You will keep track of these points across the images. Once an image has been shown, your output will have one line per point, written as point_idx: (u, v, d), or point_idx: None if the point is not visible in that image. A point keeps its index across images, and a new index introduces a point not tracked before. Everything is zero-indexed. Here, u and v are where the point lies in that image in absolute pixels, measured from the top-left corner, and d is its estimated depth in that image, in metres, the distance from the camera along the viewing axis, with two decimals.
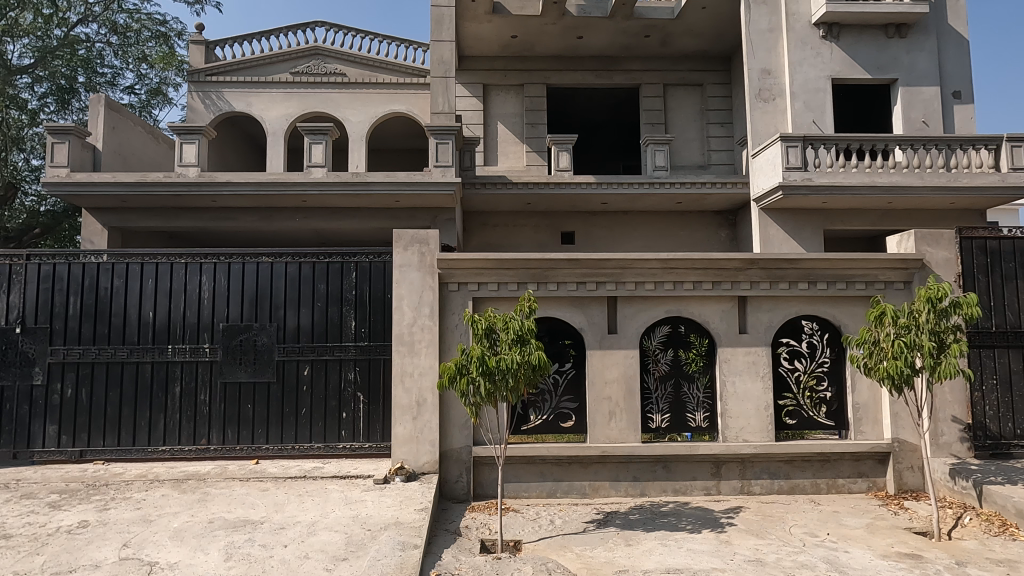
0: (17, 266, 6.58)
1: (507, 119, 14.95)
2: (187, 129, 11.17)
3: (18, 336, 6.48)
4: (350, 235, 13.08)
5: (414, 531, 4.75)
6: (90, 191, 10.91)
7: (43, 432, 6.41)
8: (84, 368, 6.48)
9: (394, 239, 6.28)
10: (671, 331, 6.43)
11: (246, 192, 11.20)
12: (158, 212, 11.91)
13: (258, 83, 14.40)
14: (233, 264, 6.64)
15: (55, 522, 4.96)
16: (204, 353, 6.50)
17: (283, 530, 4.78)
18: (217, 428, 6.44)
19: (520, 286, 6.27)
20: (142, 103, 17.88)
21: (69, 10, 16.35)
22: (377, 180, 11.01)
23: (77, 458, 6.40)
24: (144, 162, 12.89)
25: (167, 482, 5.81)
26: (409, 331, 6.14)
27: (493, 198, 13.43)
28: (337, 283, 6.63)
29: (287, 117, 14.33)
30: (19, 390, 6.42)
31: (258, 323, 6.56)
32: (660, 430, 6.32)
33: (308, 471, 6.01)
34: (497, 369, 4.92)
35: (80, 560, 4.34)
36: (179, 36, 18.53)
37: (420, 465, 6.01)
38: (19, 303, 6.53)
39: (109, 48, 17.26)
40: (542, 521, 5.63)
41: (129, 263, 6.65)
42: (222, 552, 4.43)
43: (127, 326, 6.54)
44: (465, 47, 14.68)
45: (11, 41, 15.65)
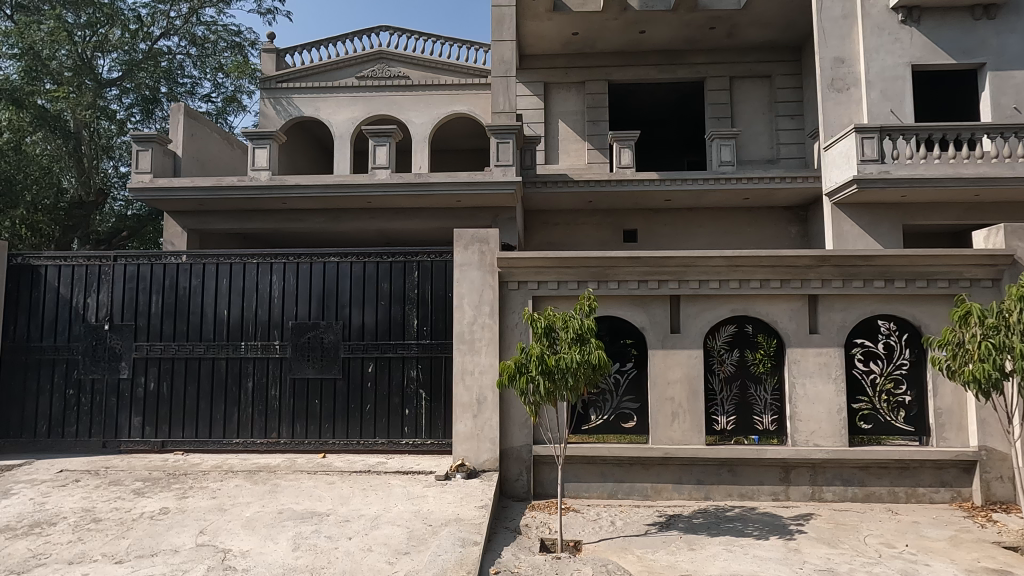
0: (105, 268, 7.00)
1: (569, 117, 14.89)
2: (259, 135, 11.65)
3: (106, 332, 6.89)
4: (413, 234, 13.31)
5: (474, 528, 4.78)
6: (170, 195, 11.48)
7: (129, 423, 6.81)
8: (165, 363, 6.84)
9: (454, 238, 6.35)
10: (737, 331, 6.24)
11: (314, 194, 11.54)
12: (234, 214, 12.42)
13: (324, 87, 14.83)
14: (301, 264, 6.87)
15: (139, 508, 5.26)
16: (274, 350, 6.77)
17: (347, 523, 4.90)
18: (287, 423, 6.69)
19: (581, 284, 6.22)
20: (218, 111, 18.70)
21: (152, 25, 17.54)
22: (439, 181, 11.19)
23: (159, 449, 6.76)
24: (223, 166, 13.62)
25: (240, 473, 6.07)
26: (469, 330, 6.19)
27: (554, 197, 13.36)
28: (400, 282, 6.75)
29: (353, 120, 14.70)
30: (108, 383, 6.84)
31: (325, 321, 6.77)
32: (725, 432, 6.16)
33: (371, 466, 6.14)
34: (556, 368, 4.90)
35: (161, 545, 4.58)
36: (253, 46, 19.36)
37: (480, 463, 6.05)
38: (107, 301, 6.95)
39: (189, 59, 18.24)
40: (603, 522, 5.58)
41: (206, 264, 6.96)
42: (291, 542, 4.59)
43: (204, 324, 6.87)
44: (526, 46, 14.66)
45: (102, 56, 16.64)
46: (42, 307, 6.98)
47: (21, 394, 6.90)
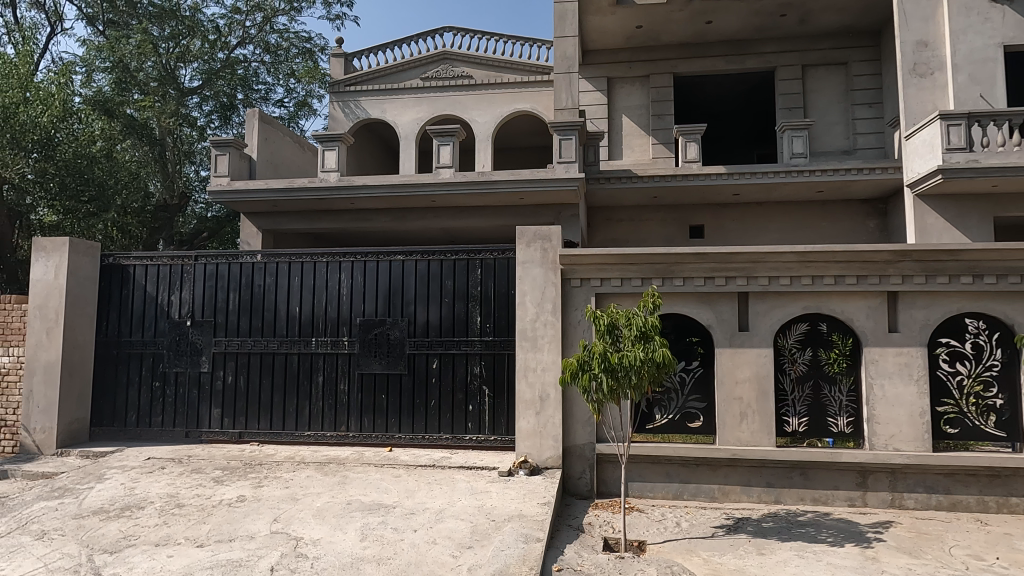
0: (187, 267, 7.38)
1: (633, 112, 14.69)
2: (328, 137, 12.01)
3: (188, 328, 7.28)
4: (477, 232, 13.43)
5: (537, 524, 4.79)
6: (246, 197, 11.99)
7: (209, 414, 7.16)
8: (241, 358, 7.16)
9: (517, 236, 6.37)
10: (810, 329, 6.00)
11: (381, 194, 11.80)
12: (305, 214, 12.85)
13: (390, 90, 15.17)
14: (368, 263, 7.05)
15: (219, 495, 5.53)
16: (343, 346, 6.97)
17: (413, 516, 5.00)
18: (355, 417, 6.88)
19: (644, 281, 6.13)
20: (290, 115, 19.37)
21: (229, 34, 18.34)
22: (502, 179, 11.23)
23: (237, 439, 7.08)
24: (295, 169, 14.13)
25: (312, 464, 6.29)
26: (532, 327, 6.20)
27: (618, 193, 13.21)
28: (463, 279, 6.82)
29: (418, 121, 14.95)
30: (190, 376, 7.22)
31: (391, 317, 6.92)
32: (797, 435, 5.94)
33: (436, 461, 6.25)
34: (619, 366, 4.85)
35: (238, 531, 4.80)
36: (323, 51, 19.97)
37: (543, 460, 6.06)
38: (189, 299, 7.33)
39: (263, 66, 19.00)
40: (668, 523, 5.48)
41: (278, 263, 7.23)
42: (359, 532, 4.72)
43: (278, 320, 7.15)
44: (589, 41, 14.54)
45: (184, 66, 17.46)
46: (131, 304, 7.43)
47: (112, 385, 7.37)
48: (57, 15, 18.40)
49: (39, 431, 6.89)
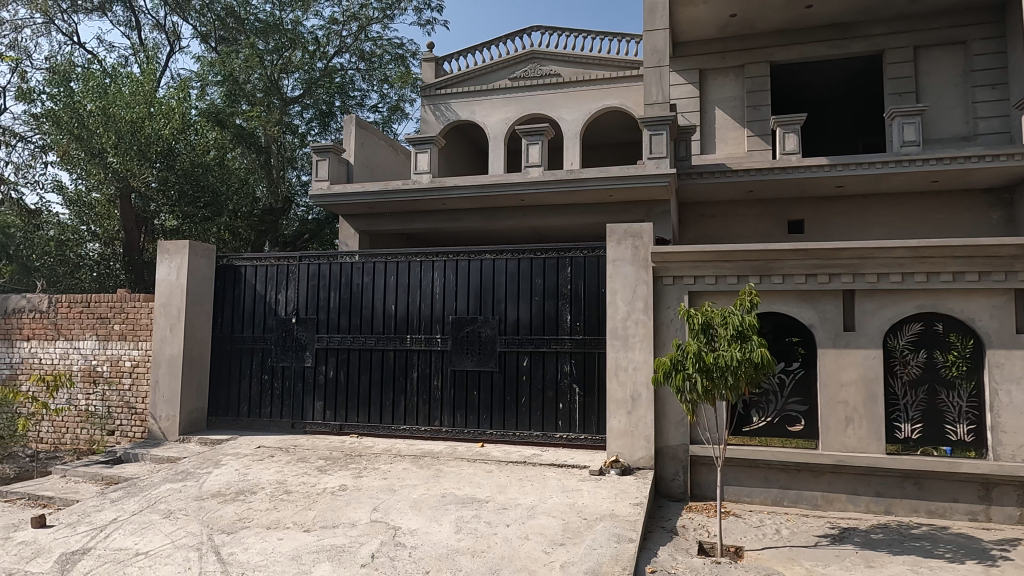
0: (292, 267, 7.82)
1: (727, 103, 14.22)
2: (420, 139, 12.35)
3: (293, 325, 7.71)
4: (565, 231, 13.43)
5: (630, 525, 4.75)
6: (345, 200, 12.53)
7: (312, 406, 7.56)
8: (342, 353, 7.51)
9: (607, 233, 6.33)
10: (925, 329, 5.61)
11: (471, 194, 12.02)
12: (399, 215, 13.28)
13: (479, 91, 15.42)
14: (460, 261, 7.22)
15: (323, 483, 5.83)
16: (436, 343, 7.17)
17: (505, 511, 5.08)
18: (448, 412, 7.07)
19: (741, 279, 5.93)
20: (384, 120, 20.08)
21: (328, 44, 19.26)
22: (591, 176, 11.17)
23: (338, 431, 7.44)
24: (389, 171, 14.63)
25: (407, 457, 6.51)
26: (623, 326, 6.15)
27: (710, 188, 12.83)
28: (553, 278, 6.85)
29: (506, 121, 15.09)
30: (295, 370, 7.65)
31: (482, 315, 7.05)
32: (910, 442, 5.57)
33: (527, 458, 6.31)
34: (714, 366, 4.72)
35: (341, 518, 5.05)
36: (414, 56, 20.57)
37: (635, 460, 6.00)
38: (294, 297, 7.76)
39: (358, 73, 19.81)
40: (766, 530, 5.29)
41: (375, 263, 7.53)
42: (454, 525, 4.85)
43: (375, 318, 7.44)
44: (679, 33, 14.18)
45: (287, 77, 18.46)
46: (242, 302, 7.96)
47: (227, 378, 7.92)
48: (175, 35, 19.92)
49: (164, 418, 7.51)
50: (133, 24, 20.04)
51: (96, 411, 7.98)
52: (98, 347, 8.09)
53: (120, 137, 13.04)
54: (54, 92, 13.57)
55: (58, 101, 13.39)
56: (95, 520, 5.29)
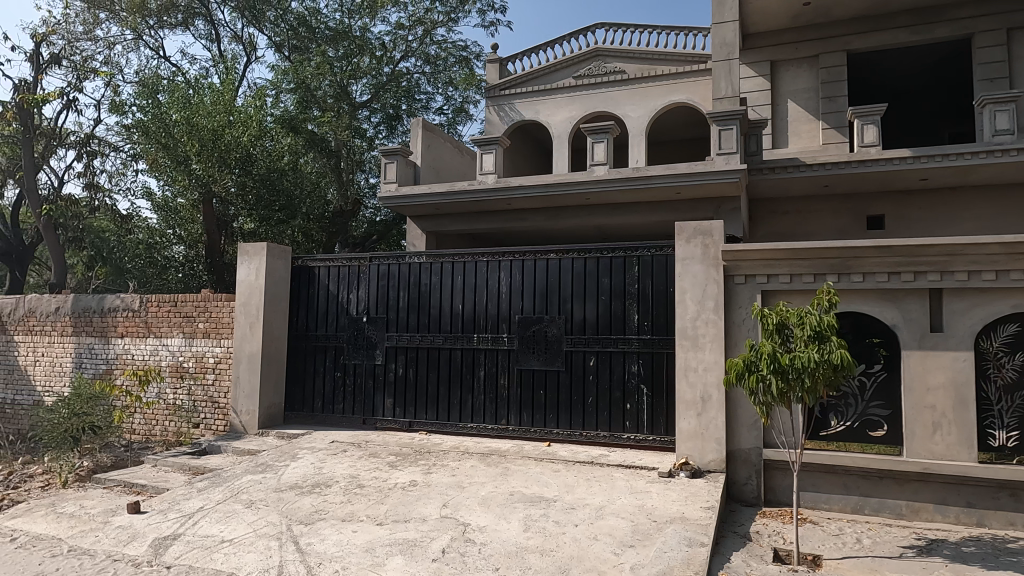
0: (363, 268, 8.04)
1: (800, 96, 13.72)
2: (486, 140, 12.45)
3: (365, 324, 7.93)
4: (631, 229, 13.28)
5: (701, 529, 4.65)
6: (412, 201, 12.79)
7: (383, 403, 7.75)
8: (411, 352, 7.67)
9: (676, 232, 6.24)
10: (1022, 330, 5.25)
11: (536, 194, 12.04)
12: (464, 216, 13.44)
13: (543, 91, 15.42)
14: (526, 261, 7.25)
15: (394, 478, 5.97)
16: (503, 342, 7.23)
17: (573, 511, 5.07)
18: (515, 411, 7.12)
19: (817, 278, 5.71)
20: (449, 121, 20.34)
21: (394, 49, 19.67)
22: (658, 174, 11.00)
23: (407, 428, 7.60)
24: (454, 172, 14.83)
25: (475, 455, 6.59)
26: (692, 325, 6.04)
27: (783, 183, 12.41)
28: (620, 277, 6.78)
29: (570, 120, 15.03)
30: (366, 367, 7.86)
31: (548, 315, 7.06)
32: (1006, 450, 5.22)
33: (595, 458, 6.28)
34: (790, 368, 4.57)
35: (412, 513, 5.16)
36: (478, 58, 20.76)
37: (706, 463, 5.87)
38: (365, 297, 7.98)
39: (424, 76, 20.14)
40: (846, 538, 5.08)
41: (442, 263, 7.65)
42: (522, 523, 4.87)
43: (443, 317, 7.57)
44: (749, 24, 13.77)
45: (356, 83, 18.96)
46: (316, 302, 8.24)
47: (302, 375, 8.22)
48: (251, 46, 20.79)
49: (244, 413, 7.87)
50: (212, 36, 21.03)
51: (183, 404, 8.44)
52: (185, 344, 8.54)
53: (202, 145, 13.72)
54: (143, 103, 14.39)
55: (147, 111, 14.20)
56: (184, 508, 5.60)
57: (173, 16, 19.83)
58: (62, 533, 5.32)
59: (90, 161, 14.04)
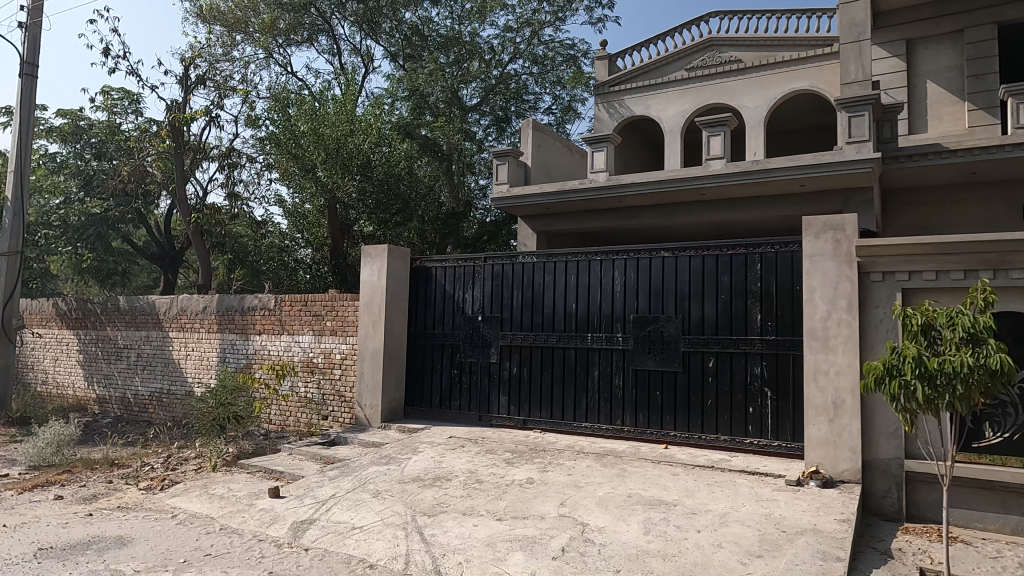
0: (478, 268, 8.22)
1: (941, 75, 12.57)
2: (597, 138, 12.36)
3: (480, 323, 8.11)
4: (749, 225, 12.71)
5: (836, 542, 4.38)
6: (523, 202, 12.94)
7: (498, 400, 7.89)
8: (525, 350, 7.76)
9: (803, 227, 5.92)
10: None
11: (648, 191, 11.81)
12: (574, 215, 13.42)
13: (654, 85, 15.11)
14: (641, 259, 7.13)
15: (511, 475, 6.07)
16: (618, 342, 7.15)
17: (695, 516, 4.93)
18: (630, 411, 7.02)
19: (968, 274, 5.18)
20: (558, 121, 20.36)
21: (503, 52, 19.97)
22: (779, 166, 10.47)
23: (522, 426, 7.70)
24: (564, 171, 14.83)
25: (591, 455, 6.57)
26: (822, 326, 5.70)
27: (921, 171, 11.42)
28: (741, 275, 6.52)
29: (682, 114, 14.62)
30: (481, 365, 8.04)
31: (664, 314, 6.91)
32: None
33: (715, 462, 6.07)
34: (939, 373, 4.20)
35: (531, 510, 5.22)
36: (585, 55, 20.65)
37: (838, 473, 5.52)
38: (480, 296, 8.16)
39: (531, 77, 20.29)
40: (1006, 563, 4.60)
41: (556, 262, 7.68)
42: (642, 526, 4.80)
43: (556, 316, 7.60)
44: (880, 2, 12.78)
45: (466, 87, 19.41)
46: (434, 301, 8.52)
47: (421, 371, 8.54)
48: (369, 57, 21.84)
49: (369, 407, 8.28)
50: (334, 50, 22.29)
51: (314, 397, 9.02)
52: (314, 341, 9.12)
53: (327, 154, 14.61)
54: (275, 117, 15.52)
55: (278, 124, 15.29)
56: (319, 495, 5.98)
57: (299, 34, 21.21)
58: (215, 512, 5.85)
59: (230, 172, 15.30)
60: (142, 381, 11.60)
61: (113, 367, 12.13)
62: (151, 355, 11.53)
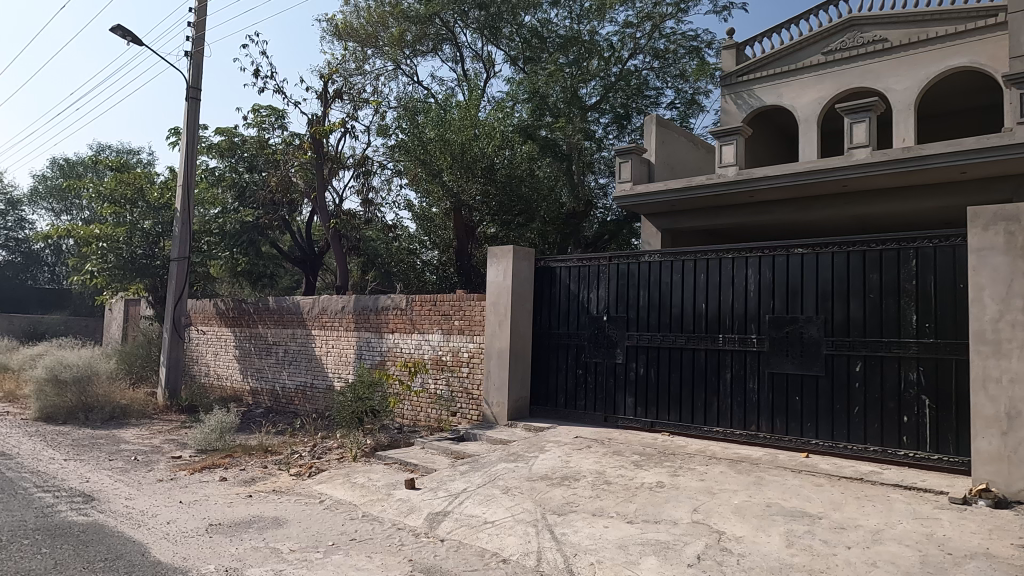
0: (602, 267, 8.16)
1: None
2: (725, 131, 11.87)
3: (605, 323, 8.04)
4: (897, 217, 11.68)
5: (1014, 570, 3.92)
6: (647, 199, 12.70)
7: (624, 401, 7.79)
8: (652, 351, 7.61)
9: (969, 219, 5.36)
10: None
11: (782, 184, 11.18)
12: (701, 211, 12.97)
13: (788, 72, 14.30)
14: (777, 257, 6.76)
15: (640, 478, 5.96)
16: (751, 343, 6.82)
17: (844, 531, 4.60)
18: (766, 417, 6.69)
19: None
20: (681, 115, 19.75)
21: (622, 49, 19.69)
22: (934, 152, 9.54)
23: (649, 428, 7.55)
24: (690, 167, 14.38)
25: (724, 460, 6.31)
26: (993, 329, 5.13)
27: None
28: (893, 272, 6.01)
29: (819, 101, 13.72)
30: (607, 366, 7.97)
31: (804, 315, 6.50)
32: None
33: (864, 474, 5.64)
34: None
35: (662, 515, 5.10)
36: (710, 46, 19.89)
37: (1013, 492, 4.93)
38: (605, 296, 8.09)
39: (652, 72, 19.85)
40: None
41: (684, 261, 7.46)
42: (783, 538, 4.55)
43: (685, 316, 7.38)
44: None
45: (586, 86, 19.33)
46: (559, 301, 8.56)
47: (546, 371, 8.60)
48: (490, 62, 22.33)
49: (495, 404, 8.47)
50: (457, 58, 23.00)
51: (443, 394, 9.35)
52: (444, 340, 9.45)
53: (453, 158, 15.12)
54: (404, 125, 16.27)
55: (407, 132, 16.00)
56: (451, 488, 6.20)
57: (425, 44, 22.09)
58: (357, 499, 6.23)
59: (364, 179, 16.23)
60: (289, 374, 12.57)
61: (264, 361, 13.21)
62: (297, 351, 12.47)
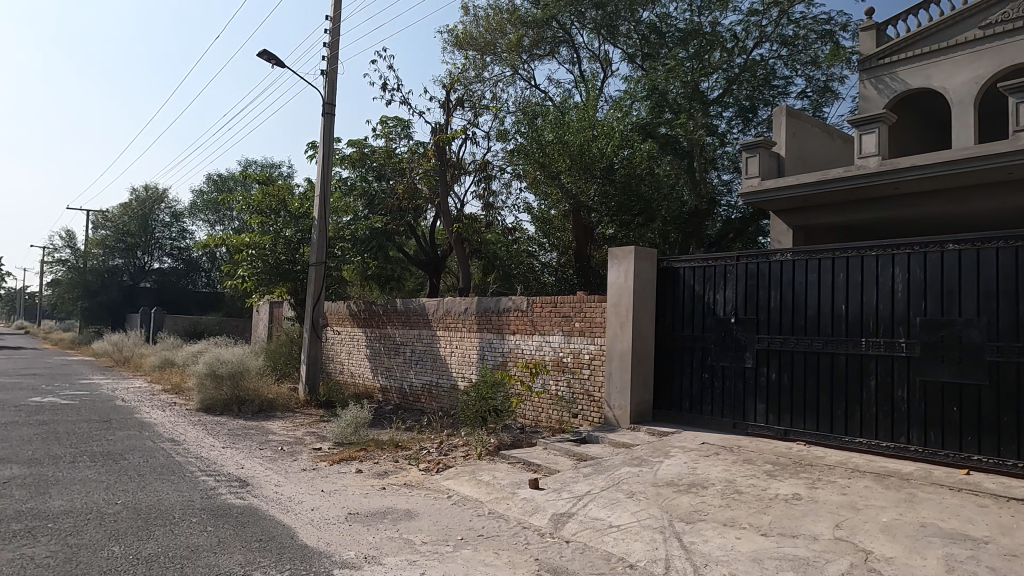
0: (729, 266, 7.83)
1: None
2: (866, 119, 11.01)
3: (733, 325, 7.71)
4: None
5: None
6: (777, 195, 12.04)
7: (755, 408, 7.44)
8: (785, 355, 7.20)
9: None
10: None
11: (933, 173, 10.20)
12: (837, 206, 12.12)
13: (938, 51, 13.04)
14: (930, 253, 6.19)
15: (774, 489, 5.66)
16: (900, 348, 6.28)
17: (1016, 558, 4.12)
18: (917, 429, 6.14)
19: None
20: (813, 104, 18.56)
21: (747, 38, 18.83)
22: None
23: (783, 436, 7.15)
24: (825, 159, 13.47)
25: (869, 474, 5.86)
26: None
27: None
28: None
29: (976, 80, 12.39)
30: (735, 370, 7.64)
31: (963, 317, 5.90)
32: None
33: None
34: None
35: (801, 529, 4.81)
36: (845, 28, 18.56)
37: None
38: (732, 297, 7.76)
39: (780, 60, 18.82)
40: None
41: (821, 259, 7.00)
42: (942, 563, 4.15)
43: (822, 318, 6.92)
44: None
45: (708, 79, 18.67)
46: (682, 302, 8.31)
47: (670, 374, 8.38)
48: (607, 61, 22.14)
49: (618, 407, 8.38)
50: (574, 59, 23.03)
51: (564, 395, 9.38)
52: (564, 341, 9.48)
53: (572, 159, 15.13)
54: (523, 129, 16.51)
55: (526, 136, 16.23)
56: (575, 490, 6.20)
57: (542, 48, 22.30)
58: (483, 497, 6.38)
59: (485, 183, 16.63)
60: (416, 373, 13.12)
61: (392, 360, 13.89)
62: (422, 351, 12.99)
